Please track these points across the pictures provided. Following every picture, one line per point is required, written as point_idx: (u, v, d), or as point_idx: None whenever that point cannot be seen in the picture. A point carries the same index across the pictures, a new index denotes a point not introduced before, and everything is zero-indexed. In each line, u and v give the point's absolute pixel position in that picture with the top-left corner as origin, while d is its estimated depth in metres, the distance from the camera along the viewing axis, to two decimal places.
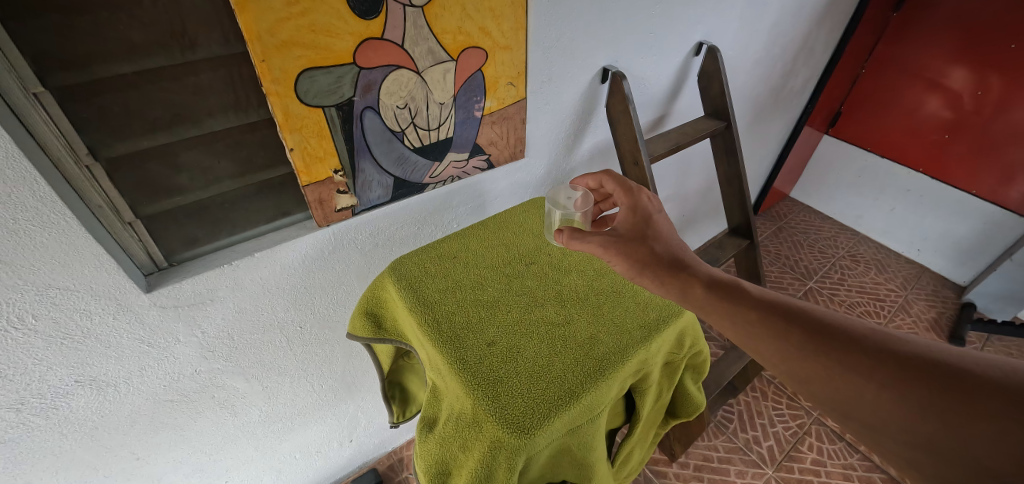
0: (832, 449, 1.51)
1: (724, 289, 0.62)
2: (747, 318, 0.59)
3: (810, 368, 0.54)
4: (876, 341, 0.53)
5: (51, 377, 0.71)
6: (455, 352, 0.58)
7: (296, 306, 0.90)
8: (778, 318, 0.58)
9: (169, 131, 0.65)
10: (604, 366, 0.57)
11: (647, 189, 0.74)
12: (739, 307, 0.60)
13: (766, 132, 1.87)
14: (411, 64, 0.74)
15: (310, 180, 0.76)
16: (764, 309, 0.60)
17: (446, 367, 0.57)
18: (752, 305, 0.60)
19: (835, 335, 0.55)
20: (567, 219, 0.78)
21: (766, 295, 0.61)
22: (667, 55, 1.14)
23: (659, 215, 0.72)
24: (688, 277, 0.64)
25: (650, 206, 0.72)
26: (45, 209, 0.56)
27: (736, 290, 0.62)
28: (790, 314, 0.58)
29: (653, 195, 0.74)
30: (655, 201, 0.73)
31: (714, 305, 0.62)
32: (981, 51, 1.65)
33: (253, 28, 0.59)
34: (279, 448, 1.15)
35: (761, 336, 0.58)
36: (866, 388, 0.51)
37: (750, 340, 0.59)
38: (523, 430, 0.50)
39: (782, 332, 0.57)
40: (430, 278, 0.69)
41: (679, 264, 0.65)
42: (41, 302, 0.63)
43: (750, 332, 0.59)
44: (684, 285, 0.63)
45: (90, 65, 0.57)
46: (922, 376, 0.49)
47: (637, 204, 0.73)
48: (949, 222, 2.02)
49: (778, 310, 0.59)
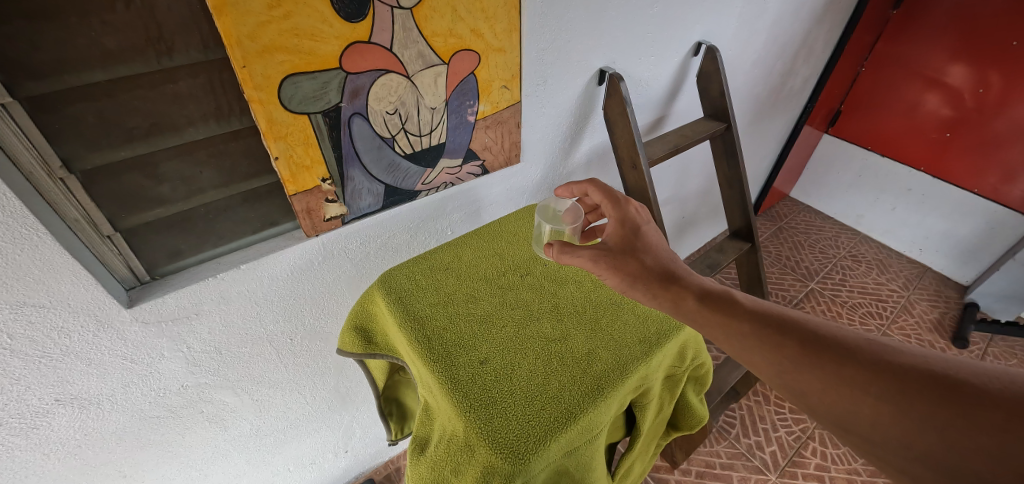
0: (835, 453, 1.49)
1: (717, 301, 0.60)
2: (741, 331, 0.57)
3: (807, 382, 0.52)
4: (873, 352, 0.51)
5: (29, 397, 0.68)
6: (444, 371, 0.55)
7: (286, 318, 0.88)
8: (771, 330, 0.55)
9: (147, 141, 0.63)
10: (602, 385, 0.55)
11: (635, 200, 0.72)
12: (732, 319, 0.58)
13: (766, 132, 1.85)
14: (400, 68, 0.71)
15: (297, 189, 0.73)
16: (757, 321, 0.57)
17: (436, 387, 0.54)
18: (745, 318, 0.57)
19: (831, 346, 0.52)
20: (556, 232, 0.74)
21: (760, 306, 0.59)
22: (665, 55, 1.12)
23: (649, 227, 0.69)
24: (679, 289, 0.61)
25: (639, 218, 0.69)
26: (16, 224, 0.53)
27: (729, 301, 0.60)
28: (785, 325, 0.56)
29: (641, 206, 0.71)
30: (644, 212, 0.71)
31: (708, 318, 0.59)
32: (981, 48, 1.63)
33: (233, 32, 0.56)
34: (271, 461, 1.12)
35: (756, 349, 0.55)
36: (864, 402, 0.48)
37: (746, 354, 0.56)
38: (517, 456, 0.48)
39: (776, 344, 0.54)
40: (420, 291, 0.66)
41: (670, 276, 0.63)
42: (16, 320, 0.60)
43: (745, 345, 0.56)
44: (676, 297, 0.61)
45: (62, 74, 0.54)
46: (921, 388, 0.46)
47: (626, 216, 0.70)
48: (952, 221, 2.00)
49: (772, 322, 0.56)
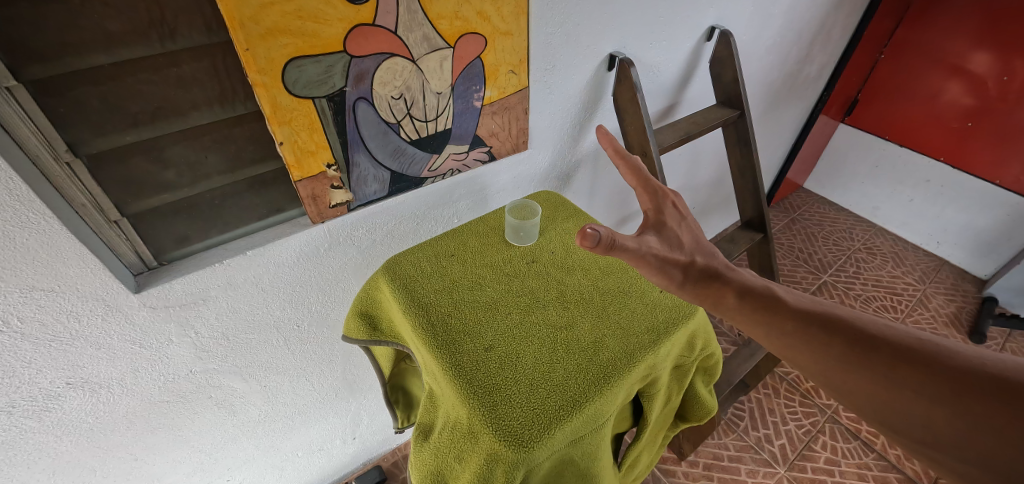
0: (846, 448, 1.47)
1: (763, 302, 0.58)
2: (782, 329, 0.55)
3: (854, 382, 0.50)
4: (925, 353, 0.48)
5: (41, 380, 0.69)
6: (453, 362, 0.54)
7: (293, 304, 0.88)
8: (816, 329, 0.53)
9: (152, 125, 0.62)
10: (608, 373, 0.54)
11: (672, 190, 0.65)
12: (776, 319, 0.56)
13: (780, 120, 1.81)
14: (405, 52, 0.70)
15: (302, 175, 0.73)
16: (802, 321, 0.55)
17: (444, 379, 0.53)
18: (788, 316, 0.56)
19: (880, 347, 0.50)
20: (515, 211, 0.74)
21: (807, 306, 0.56)
22: (677, 40, 1.09)
23: (686, 224, 0.63)
24: (721, 287, 0.59)
25: (673, 211, 0.63)
26: (24, 209, 0.53)
27: (775, 300, 0.58)
28: (831, 324, 0.53)
29: (678, 200, 0.65)
30: (680, 206, 0.64)
31: (748, 317, 0.58)
32: (1003, 35, 1.58)
33: (235, 14, 0.55)
34: (281, 447, 1.14)
35: (798, 348, 0.54)
36: (916, 404, 0.46)
37: (787, 352, 0.55)
38: (521, 444, 0.47)
39: (820, 344, 0.53)
40: (424, 277, 0.65)
41: (712, 273, 0.61)
42: (26, 304, 0.60)
43: (787, 344, 0.55)
44: (717, 295, 0.59)
45: (65, 57, 0.54)
46: (979, 393, 0.43)
47: (662, 210, 0.63)
48: (971, 213, 1.95)
49: (818, 320, 0.54)
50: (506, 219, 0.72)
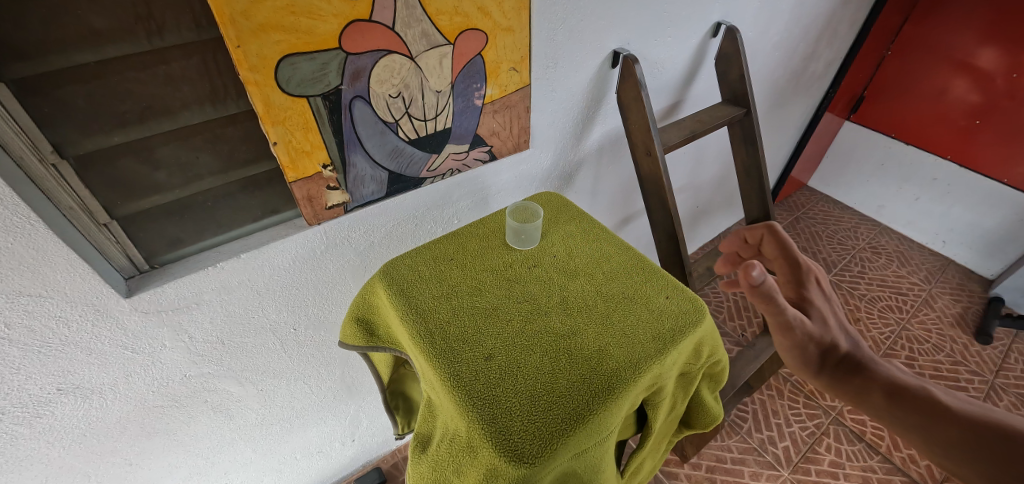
0: (850, 450, 1.45)
1: (920, 404, 0.54)
2: (947, 438, 0.50)
3: None
4: None
5: (31, 386, 0.67)
6: (465, 387, 0.51)
7: (290, 308, 0.86)
8: (990, 444, 0.48)
9: (141, 126, 0.60)
10: (612, 384, 0.52)
11: (820, 269, 0.69)
12: (938, 424, 0.51)
13: (785, 118, 1.78)
14: (403, 49, 0.67)
15: (297, 176, 0.71)
16: (970, 431, 0.50)
17: (451, 403, 0.50)
18: (951, 424, 0.51)
19: None
20: (516, 211, 0.73)
21: (973, 413, 0.51)
22: (682, 36, 1.06)
23: (830, 305, 0.65)
24: (866, 382, 0.57)
25: (816, 290, 0.66)
26: (7, 213, 0.51)
27: (932, 402, 0.53)
28: (1008, 436, 0.47)
29: (822, 277, 0.68)
30: (825, 287, 0.67)
31: (903, 418, 0.54)
32: (1012, 31, 1.54)
33: (225, 10, 0.53)
34: (279, 450, 1.12)
35: (968, 462, 0.48)
36: None
37: (955, 466, 0.49)
38: (522, 459, 0.45)
39: (998, 461, 0.46)
40: (422, 282, 0.63)
41: (856, 364, 0.59)
42: (13, 310, 0.59)
43: (953, 457, 0.49)
44: (863, 390, 0.57)
45: (48, 55, 0.51)
46: None
47: (806, 288, 0.66)
48: (978, 212, 1.93)
49: (990, 432, 0.49)
50: (507, 222, 0.70)
